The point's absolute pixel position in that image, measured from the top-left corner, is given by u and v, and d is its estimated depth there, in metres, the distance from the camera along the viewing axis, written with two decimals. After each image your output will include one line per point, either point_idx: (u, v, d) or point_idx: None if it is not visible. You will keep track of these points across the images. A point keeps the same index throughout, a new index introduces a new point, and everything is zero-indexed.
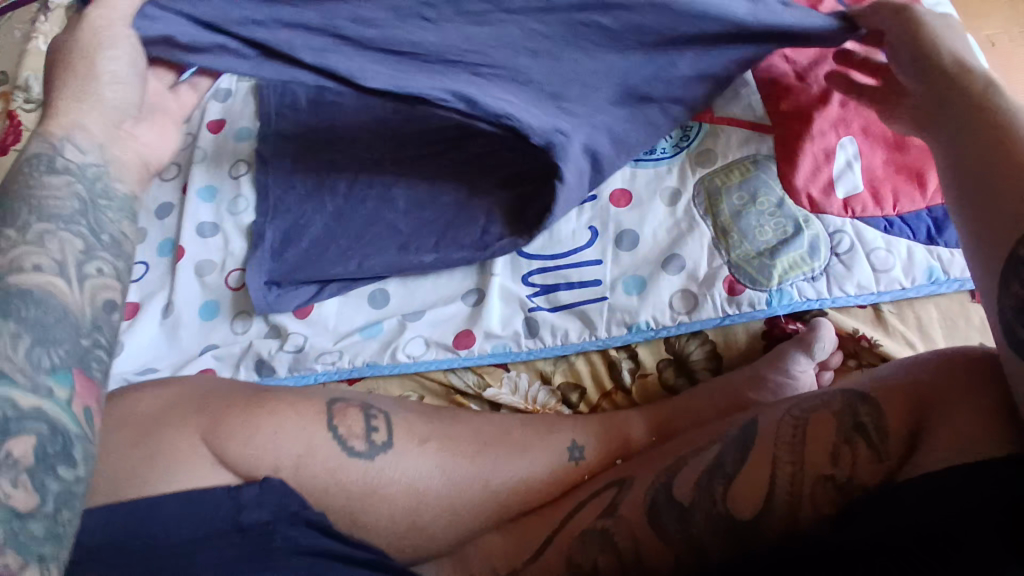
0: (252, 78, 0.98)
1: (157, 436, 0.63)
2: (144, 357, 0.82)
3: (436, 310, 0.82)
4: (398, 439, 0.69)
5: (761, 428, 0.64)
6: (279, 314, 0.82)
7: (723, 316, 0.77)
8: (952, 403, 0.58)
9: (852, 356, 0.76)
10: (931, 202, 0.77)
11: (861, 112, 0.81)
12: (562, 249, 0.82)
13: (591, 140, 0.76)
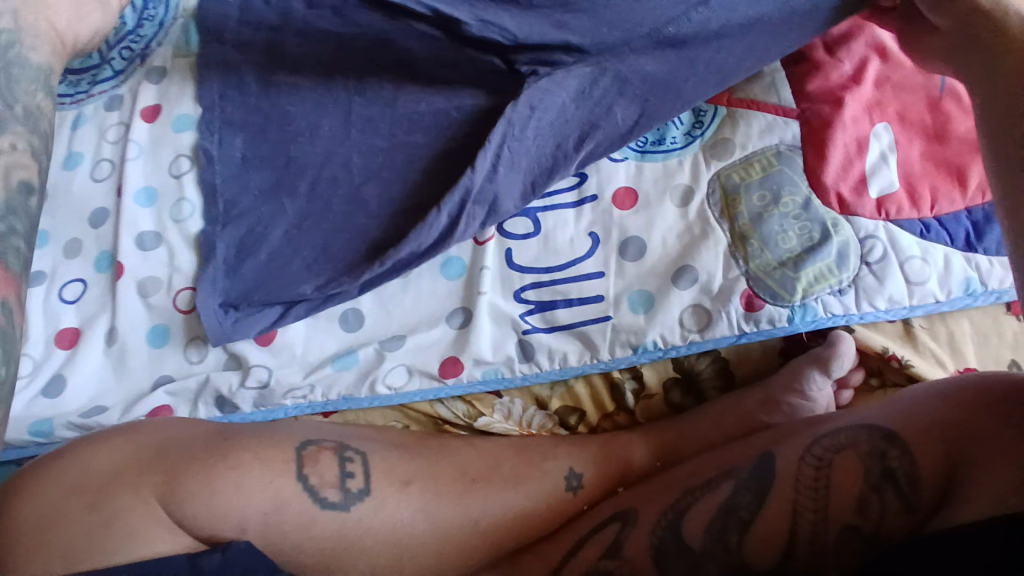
0: (189, 54, 0.85)
1: (113, 499, 0.55)
2: (89, 391, 0.73)
3: (418, 336, 0.72)
4: (378, 483, 0.62)
5: (780, 470, 0.60)
6: (235, 342, 0.72)
7: (739, 335, 0.69)
8: (992, 454, 0.52)
9: (875, 375, 0.69)
10: (971, 202, 0.69)
11: (897, 98, 0.73)
12: (558, 261, 0.72)
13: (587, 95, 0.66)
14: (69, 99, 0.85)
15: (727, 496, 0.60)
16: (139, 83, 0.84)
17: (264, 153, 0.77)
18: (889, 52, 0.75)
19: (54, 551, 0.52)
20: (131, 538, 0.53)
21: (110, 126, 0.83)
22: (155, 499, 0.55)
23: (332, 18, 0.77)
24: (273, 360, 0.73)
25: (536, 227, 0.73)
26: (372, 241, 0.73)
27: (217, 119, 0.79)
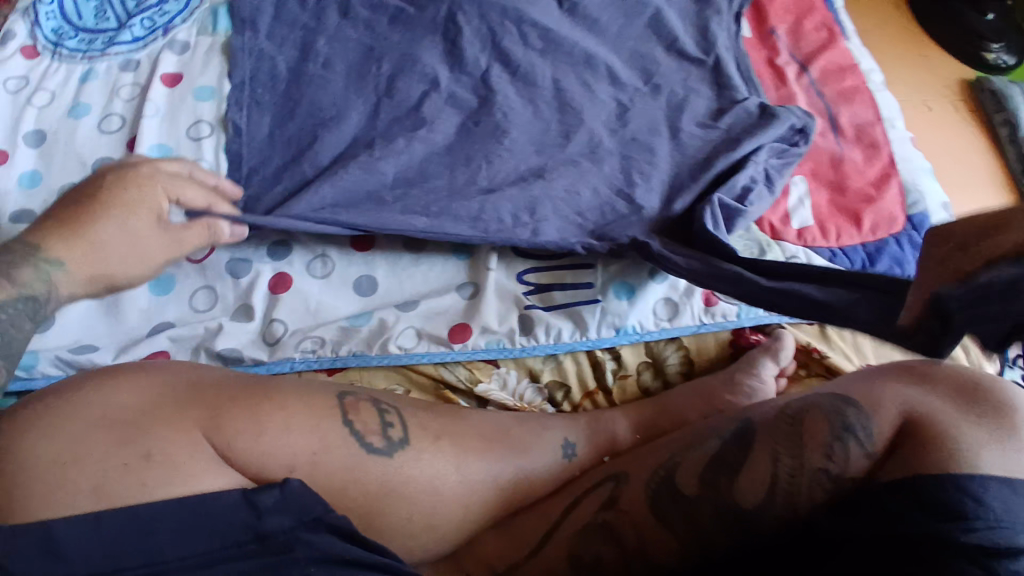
0: (216, 36, 0.89)
1: (148, 432, 0.54)
2: (77, 334, 0.71)
3: (430, 302, 0.78)
4: (415, 435, 0.66)
5: (761, 427, 0.71)
6: (254, 298, 0.74)
7: (699, 324, 0.84)
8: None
9: (803, 366, 0.87)
10: (865, 238, 0.91)
11: (811, 158, 0.96)
12: (557, 251, 0.84)
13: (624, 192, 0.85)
14: (81, 55, 0.85)
15: (715, 450, 0.71)
16: (159, 51, 0.86)
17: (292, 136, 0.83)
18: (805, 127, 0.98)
19: (86, 483, 0.51)
20: (174, 470, 0.53)
21: (123, 86, 0.83)
22: (200, 433, 0.56)
23: (366, 36, 0.92)
24: (292, 317, 0.75)
25: None
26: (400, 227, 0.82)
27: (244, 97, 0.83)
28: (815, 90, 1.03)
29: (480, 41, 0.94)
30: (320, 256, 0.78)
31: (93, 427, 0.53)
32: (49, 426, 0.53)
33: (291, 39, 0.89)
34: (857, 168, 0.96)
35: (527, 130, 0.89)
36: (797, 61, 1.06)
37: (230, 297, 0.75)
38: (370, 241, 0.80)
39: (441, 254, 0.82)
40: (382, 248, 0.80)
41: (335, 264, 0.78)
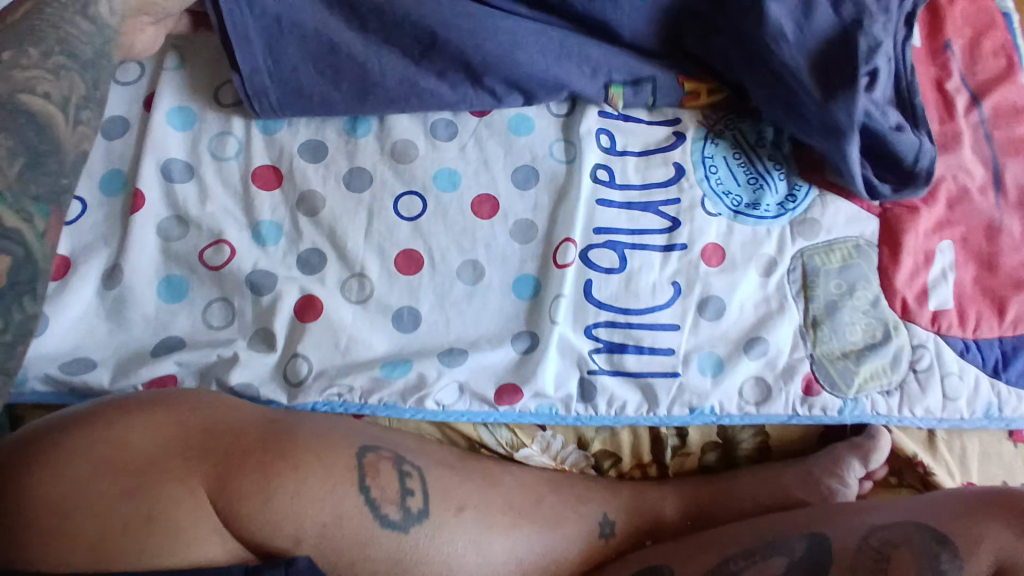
0: None
1: (152, 485, 0.48)
2: (73, 339, 0.65)
3: (480, 354, 0.68)
4: (435, 505, 0.58)
5: (835, 551, 0.61)
6: (280, 312, 0.66)
7: (791, 415, 0.70)
8: None
9: (895, 473, 0.74)
10: (1006, 333, 0.75)
11: (965, 219, 0.78)
12: (636, 304, 0.70)
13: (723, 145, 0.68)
14: None
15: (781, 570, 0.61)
16: None
17: (339, 107, 0.72)
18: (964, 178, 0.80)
19: (83, 541, 0.46)
20: (180, 534, 0.47)
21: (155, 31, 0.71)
22: (205, 492, 0.50)
23: None
24: (319, 355, 0.66)
25: (621, 264, 0.71)
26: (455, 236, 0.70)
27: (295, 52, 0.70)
28: (986, 130, 0.83)
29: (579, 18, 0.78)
30: (359, 275, 0.68)
31: (97, 473, 0.48)
32: (53, 465, 0.48)
33: None
34: (1016, 240, 0.78)
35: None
36: (969, 89, 0.86)
37: (248, 315, 0.67)
38: (417, 262, 0.69)
39: (497, 289, 0.70)
40: (432, 273, 0.69)
41: (374, 287, 0.68)
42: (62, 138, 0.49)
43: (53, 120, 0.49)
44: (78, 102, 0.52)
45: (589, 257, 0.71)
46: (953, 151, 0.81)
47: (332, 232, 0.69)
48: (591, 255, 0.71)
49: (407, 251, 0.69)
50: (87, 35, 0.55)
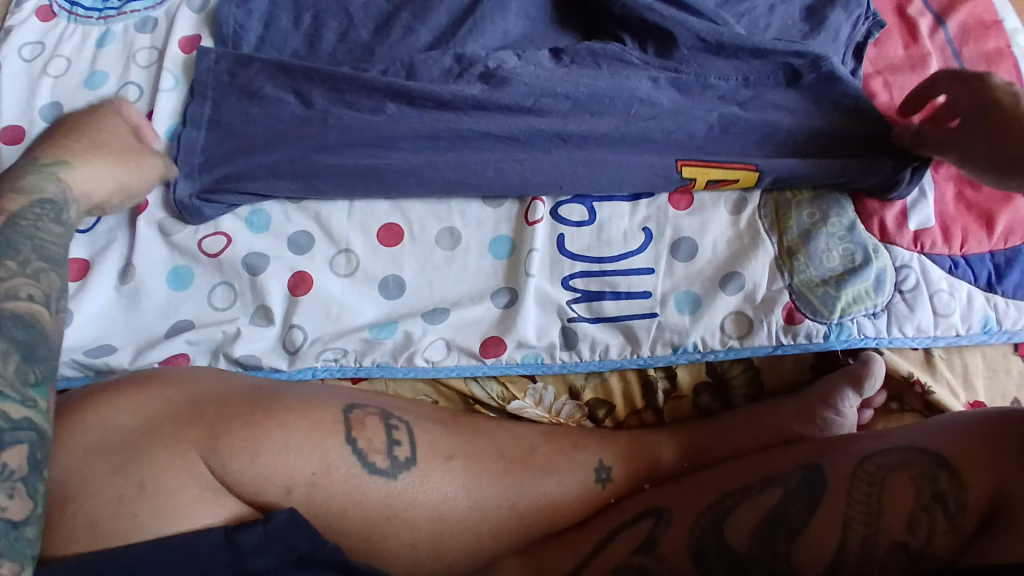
0: None
1: (150, 455, 0.52)
2: (96, 330, 0.67)
3: (462, 311, 0.70)
4: (423, 455, 0.60)
5: (831, 482, 0.59)
6: (273, 288, 0.68)
7: (775, 345, 0.71)
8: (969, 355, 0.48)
9: (895, 398, 0.73)
10: (996, 246, 0.74)
11: None
12: (610, 252, 0.74)
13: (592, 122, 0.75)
14: (97, 15, 0.80)
15: (775, 501, 0.59)
16: (176, 8, 0.79)
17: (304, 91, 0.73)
18: None
19: (82, 517, 0.49)
20: (170, 498, 0.50)
21: (140, 49, 0.77)
22: (195, 456, 0.53)
23: None
24: (313, 323, 0.68)
25: (591, 215, 0.74)
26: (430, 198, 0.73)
27: (235, 65, 0.73)
28: (953, 50, 0.83)
29: None
30: (344, 251, 0.70)
31: (89, 455, 0.51)
32: (71, 449, 0.51)
33: None
34: None
35: (586, 124, 0.74)
36: (933, 12, 0.86)
37: (248, 293, 0.69)
38: (398, 233, 0.72)
39: (474, 250, 0.72)
40: (412, 242, 0.72)
41: (360, 260, 0.70)
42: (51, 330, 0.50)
43: (39, 317, 0.50)
44: (58, 295, 0.52)
45: (560, 214, 0.74)
46: (917, 71, 0.81)
47: (316, 213, 0.71)
48: (562, 211, 0.74)
49: (387, 225, 0.72)
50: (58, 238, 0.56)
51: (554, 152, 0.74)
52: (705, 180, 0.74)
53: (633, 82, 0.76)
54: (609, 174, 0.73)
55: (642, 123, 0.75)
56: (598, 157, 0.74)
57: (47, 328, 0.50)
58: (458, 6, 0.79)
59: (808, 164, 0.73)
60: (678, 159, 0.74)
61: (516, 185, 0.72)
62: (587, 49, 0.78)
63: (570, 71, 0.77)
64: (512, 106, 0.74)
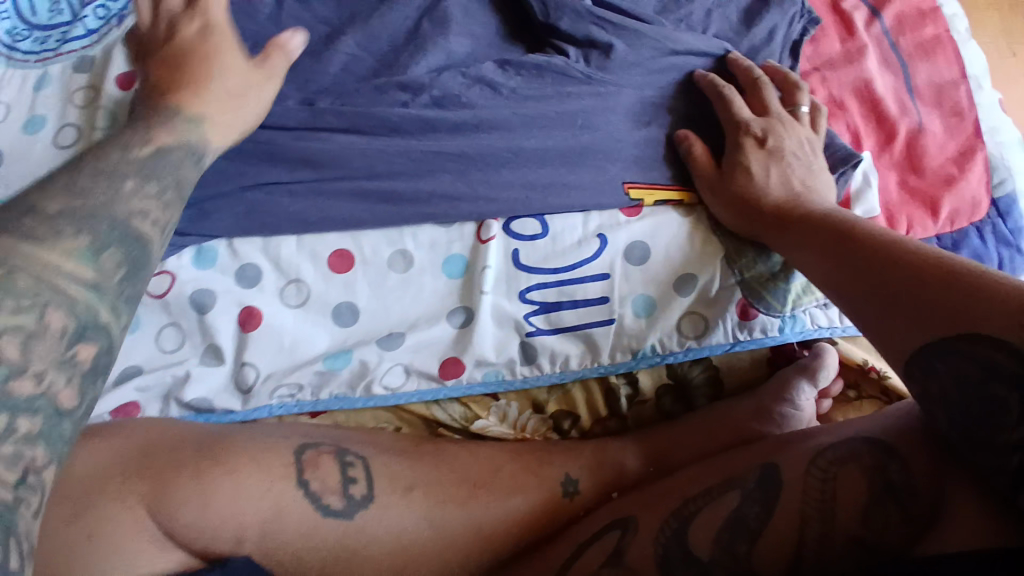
0: None
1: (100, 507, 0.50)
2: None
3: (418, 334, 0.69)
4: (380, 488, 0.59)
5: (784, 480, 0.60)
6: (218, 328, 0.66)
7: (733, 342, 0.74)
8: (934, 307, 0.54)
9: (853, 386, 0.77)
10: (941, 230, 0.76)
11: (882, 126, 0.79)
12: (564, 261, 0.73)
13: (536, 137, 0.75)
14: (35, 58, 0.77)
15: (735, 506, 0.60)
16: (114, 46, 0.77)
17: None
18: (868, 87, 0.80)
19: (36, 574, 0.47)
20: (119, 546, 0.49)
21: (77, 90, 0.75)
22: (145, 507, 0.51)
23: (334, 14, 0.79)
24: (265, 359, 0.66)
25: (544, 228, 0.73)
26: (384, 219, 0.70)
27: None
28: (890, 42, 0.85)
29: (472, 7, 0.81)
30: (294, 281, 0.68)
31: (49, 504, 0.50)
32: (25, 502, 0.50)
33: (249, 12, 0.76)
34: (937, 141, 0.79)
35: (535, 138, 0.75)
36: (869, 2, 0.87)
37: (197, 334, 0.67)
38: (349, 259, 0.69)
39: (428, 270, 0.71)
40: (364, 267, 0.69)
41: (312, 289, 0.68)
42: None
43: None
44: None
45: (512, 228, 0.73)
46: (854, 64, 0.81)
47: (264, 241, 0.68)
48: (514, 225, 0.73)
49: (338, 250, 0.69)
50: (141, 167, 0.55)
51: (507, 170, 0.73)
52: (651, 201, 0.75)
53: (575, 99, 0.76)
54: (559, 197, 0.73)
55: (584, 138, 0.75)
56: (552, 172, 0.74)
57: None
58: (401, 27, 0.79)
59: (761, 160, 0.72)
60: (626, 181, 0.75)
61: (471, 203, 0.72)
62: (531, 62, 0.77)
63: (513, 84, 0.77)
64: (453, 122, 0.73)
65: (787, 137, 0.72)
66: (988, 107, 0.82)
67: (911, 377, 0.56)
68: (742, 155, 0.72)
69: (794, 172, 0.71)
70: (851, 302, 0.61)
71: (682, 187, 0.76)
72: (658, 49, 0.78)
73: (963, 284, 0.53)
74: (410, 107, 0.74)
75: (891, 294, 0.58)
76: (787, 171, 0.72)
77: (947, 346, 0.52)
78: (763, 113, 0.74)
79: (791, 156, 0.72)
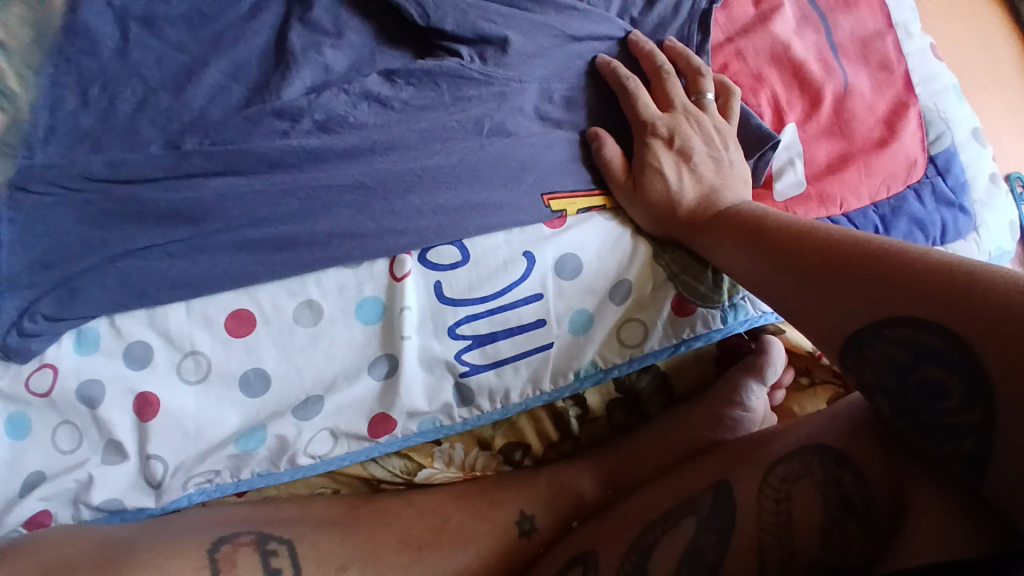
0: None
1: None
2: None
3: (339, 394, 0.64)
4: (310, 573, 0.55)
5: (740, 504, 0.57)
6: (116, 422, 0.60)
7: (677, 342, 0.71)
8: (867, 295, 0.51)
9: (804, 372, 0.75)
10: (876, 197, 0.72)
11: (806, 91, 0.73)
12: (492, 287, 0.67)
13: (439, 152, 0.68)
14: None
15: (692, 534, 0.57)
16: None
17: (100, 177, 0.62)
18: (787, 52, 0.74)
19: None
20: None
21: None
22: None
23: (194, 42, 0.70)
24: (171, 449, 0.61)
25: (464, 254, 0.67)
26: (282, 269, 0.63)
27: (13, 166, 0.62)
28: None
29: (350, 17, 0.73)
30: (191, 354, 0.62)
31: None
32: None
33: (93, 51, 0.68)
34: (866, 101, 0.74)
35: (437, 155, 0.68)
36: None
37: (93, 429, 0.61)
38: (250, 321, 0.63)
39: (339, 319, 0.64)
40: (267, 327, 0.63)
41: (211, 360, 0.62)
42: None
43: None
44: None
45: (429, 259, 0.66)
46: (768, 28, 0.75)
47: (150, 314, 0.61)
48: (432, 256, 0.66)
49: (235, 312, 0.63)
50: None
51: (412, 195, 0.66)
52: (574, 211, 0.70)
53: (476, 105, 0.70)
54: (475, 220, 0.67)
55: (491, 148, 0.69)
56: (463, 190, 0.67)
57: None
58: (273, 53, 0.72)
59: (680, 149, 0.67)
60: (544, 193, 0.69)
61: (378, 240, 0.65)
62: (422, 69, 0.70)
63: (405, 96, 0.70)
64: (343, 149, 0.66)
65: (695, 133, 0.68)
66: (919, 56, 0.77)
67: (849, 369, 0.54)
68: (649, 160, 0.67)
69: (704, 173, 0.67)
70: (784, 297, 0.58)
71: (603, 191, 0.71)
72: (557, 40, 0.72)
73: (892, 270, 0.50)
74: (293, 140, 0.66)
75: (824, 283, 0.55)
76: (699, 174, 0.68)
77: (866, 333, 0.51)
78: (669, 109, 0.69)
79: (702, 154, 0.67)
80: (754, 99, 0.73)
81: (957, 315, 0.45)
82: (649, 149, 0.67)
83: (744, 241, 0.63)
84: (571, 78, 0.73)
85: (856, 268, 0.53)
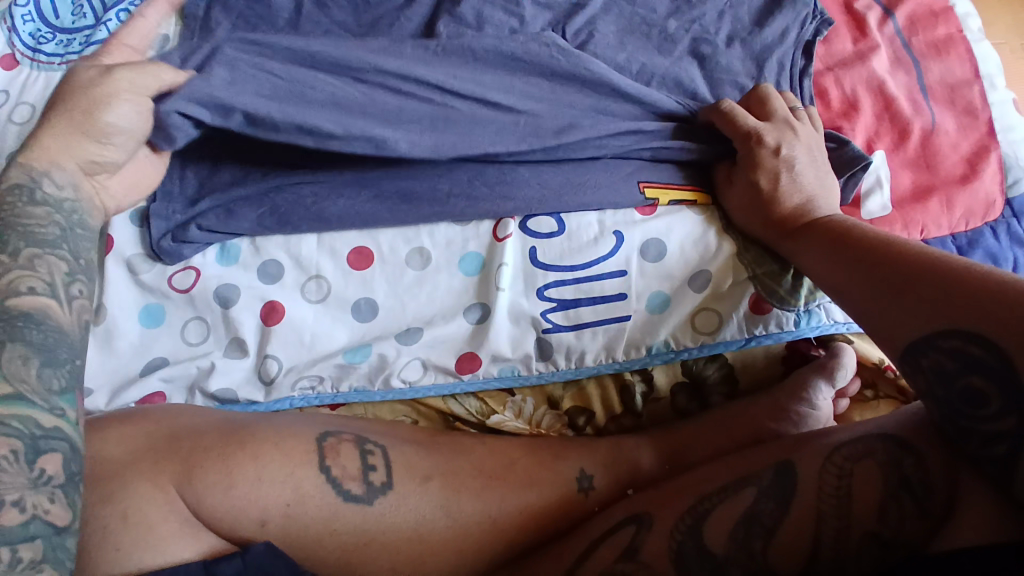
0: None
1: (125, 487, 0.53)
2: None
3: (434, 329, 0.71)
4: (399, 478, 0.61)
5: (802, 479, 0.59)
6: (243, 324, 0.68)
7: (749, 337, 0.74)
8: (925, 310, 0.54)
9: (869, 386, 0.78)
10: (956, 228, 0.76)
11: (895, 124, 0.80)
12: (581, 259, 0.72)
13: None
14: (60, 62, 0.79)
15: (749, 503, 0.59)
16: None
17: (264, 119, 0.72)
18: (881, 86, 0.82)
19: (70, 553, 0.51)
20: (150, 531, 0.52)
21: None
22: (174, 489, 0.54)
23: (353, 17, 0.80)
24: (287, 352, 0.69)
25: (560, 226, 0.73)
26: (402, 215, 0.71)
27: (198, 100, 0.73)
28: (902, 40, 0.86)
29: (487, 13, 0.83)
30: (315, 277, 0.70)
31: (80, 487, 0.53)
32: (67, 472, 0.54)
33: (271, 19, 0.79)
34: (951, 139, 0.80)
35: None
36: (880, 5, 0.88)
37: (222, 327, 0.69)
38: (368, 257, 0.71)
39: (444, 268, 0.72)
40: (383, 265, 0.71)
41: (331, 284, 0.70)
42: (65, 324, 0.54)
43: (51, 312, 0.54)
44: (63, 280, 0.56)
45: (529, 226, 0.72)
46: (865, 64, 0.83)
47: (286, 239, 0.70)
48: (531, 224, 0.72)
49: (357, 249, 0.71)
50: (45, 217, 0.58)
51: (523, 169, 0.73)
52: (666, 201, 0.75)
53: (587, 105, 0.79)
54: (577, 195, 0.73)
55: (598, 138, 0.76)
56: (567, 172, 0.74)
57: (61, 324, 0.54)
58: (418, 31, 0.80)
59: (778, 153, 0.71)
60: (640, 181, 0.75)
61: (489, 203, 0.72)
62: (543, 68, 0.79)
63: None
64: None
65: (799, 144, 0.72)
66: (1001, 106, 0.83)
67: (905, 375, 0.57)
68: (746, 174, 0.72)
69: (806, 180, 0.71)
70: (849, 303, 0.62)
71: (695, 187, 0.76)
72: (669, 58, 0.81)
73: (954, 287, 0.53)
74: None
75: (884, 296, 0.58)
76: (799, 179, 0.71)
77: (919, 343, 0.54)
78: (766, 121, 0.74)
79: (805, 163, 0.72)
80: (845, 123, 0.79)
81: (1014, 338, 0.48)
82: (753, 161, 0.72)
83: (818, 251, 0.67)
84: (680, 85, 0.80)
85: (918, 286, 0.56)
